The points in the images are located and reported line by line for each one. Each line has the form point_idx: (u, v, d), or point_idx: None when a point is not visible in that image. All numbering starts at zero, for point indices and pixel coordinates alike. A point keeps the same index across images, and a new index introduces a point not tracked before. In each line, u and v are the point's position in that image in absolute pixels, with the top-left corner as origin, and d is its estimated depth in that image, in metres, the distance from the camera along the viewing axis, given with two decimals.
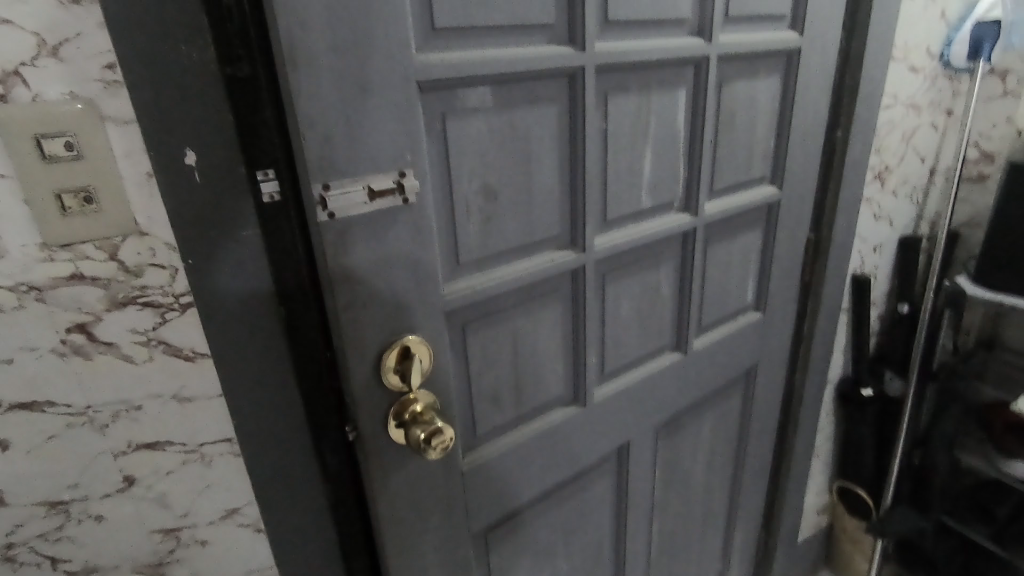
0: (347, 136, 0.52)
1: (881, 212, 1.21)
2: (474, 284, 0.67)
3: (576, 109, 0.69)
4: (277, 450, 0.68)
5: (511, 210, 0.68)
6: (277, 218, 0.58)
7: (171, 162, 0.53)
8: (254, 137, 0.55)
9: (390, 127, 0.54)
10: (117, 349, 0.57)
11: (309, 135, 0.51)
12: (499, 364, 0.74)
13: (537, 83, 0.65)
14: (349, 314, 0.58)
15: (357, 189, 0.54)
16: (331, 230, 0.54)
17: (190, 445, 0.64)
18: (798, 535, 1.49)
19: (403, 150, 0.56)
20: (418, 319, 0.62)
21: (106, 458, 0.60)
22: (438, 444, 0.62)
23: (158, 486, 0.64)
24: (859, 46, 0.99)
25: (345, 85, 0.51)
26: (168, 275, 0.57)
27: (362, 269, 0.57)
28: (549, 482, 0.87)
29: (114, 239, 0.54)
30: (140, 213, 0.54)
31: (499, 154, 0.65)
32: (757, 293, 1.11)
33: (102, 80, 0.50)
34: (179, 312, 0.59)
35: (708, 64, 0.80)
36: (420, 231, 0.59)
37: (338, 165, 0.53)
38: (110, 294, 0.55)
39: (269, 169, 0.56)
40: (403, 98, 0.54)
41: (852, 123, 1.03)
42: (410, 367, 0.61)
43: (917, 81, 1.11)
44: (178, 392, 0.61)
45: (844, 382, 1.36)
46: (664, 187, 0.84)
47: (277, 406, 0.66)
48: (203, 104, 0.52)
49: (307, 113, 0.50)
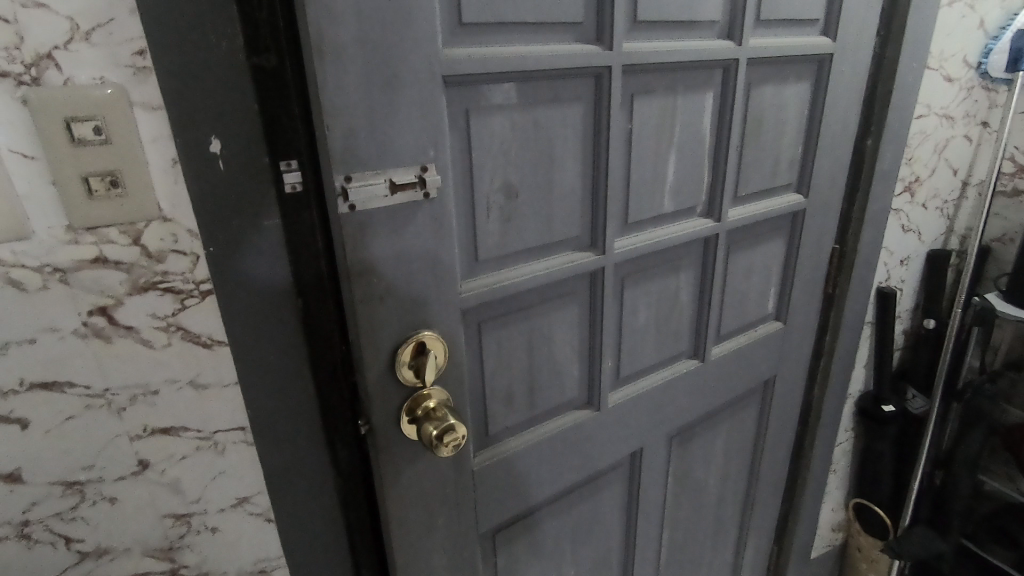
0: (371, 130, 0.52)
1: (909, 225, 1.18)
2: (492, 283, 0.67)
3: (601, 109, 0.68)
4: (290, 440, 0.68)
5: (532, 209, 0.67)
6: (298, 209, 0.59)
7: (196, 150, 0.54)
8: (278, 127, 0.56)
9: (414, 122, 0.54)
10: (137, 333, 0.58)
11: (333, 127, 0.51)
12: (514, 365, 0.74)
13: (564, 81, 0.65)
14: (366, 307, 0.58)
15: (378, 182, 0.54)
16: (351, 222, 0.54)
17: (205, 432, 0.64)
18: (811, 551, 1.47)
19: (426, 145, 0.55)
20: (435, 316, 0.62)
21: (122, 441, 0.61)
22: (450, 442, 0.61)
23: (172, 471, 0.64)
24: (893, 54, 0.97)
25: (371, 78, 0.51)
26: (189, 262, 0.58)
27: (379, 262, 0.56)
28: (560, 486, 0.86)
29: (139, 224, 0.55)
30: (165, 200, 0.55)
31: (523, 152, 0.64)
32: (778, 303, 1.09)
33: (131, 66, 0.51)
34: (199, 299, 0.59)
35: (738, 67, 0.79)
36: (440, 227, 0.59)
37: (362, 158, 0.53)
38: (132, 279, 0.56)
39: (292, 160, 0.57)
40: (428, 93, 0.54)
41: (883, 132, 1.01)
42: (425, 362, 0.61)
43: (953, 91, 1.08)
44: (194, 378, 0.62)
45: (865, 398, 1.33)
46: (687, 191, 0.83)
47: (291, 395, 0.66)
48: (230, 93, 0.53)
49: (333, 107, 0.50)
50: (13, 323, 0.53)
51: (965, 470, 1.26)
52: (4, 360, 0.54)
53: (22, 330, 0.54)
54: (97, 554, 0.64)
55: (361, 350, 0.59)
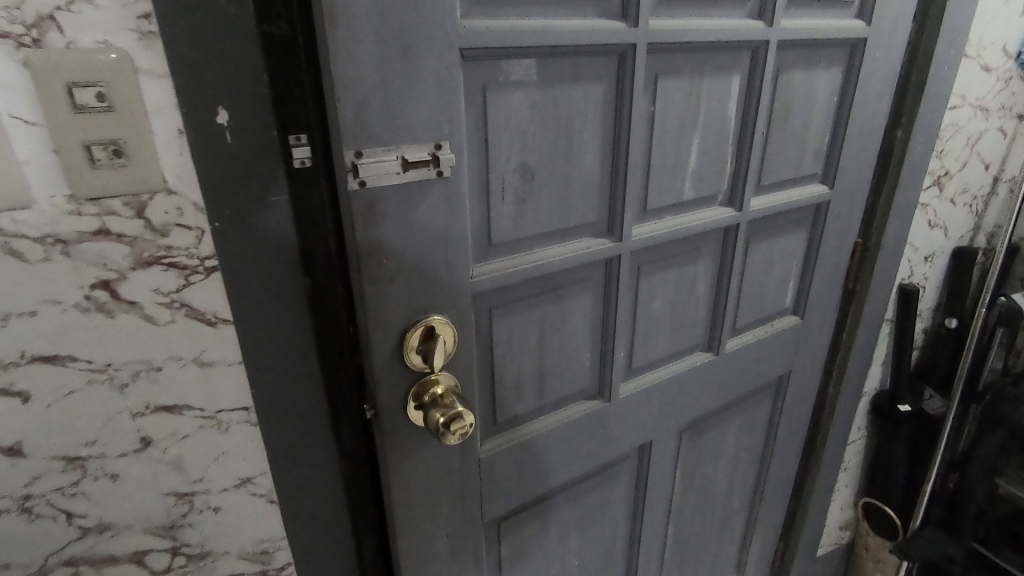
0: (384, 104, 0.50)
1: (936, 220, 1.14)
2: (505, 268, 0.65)
3: (624, 89, 0.65)
4: (294, 420, 0.68)
5: (548, 193, 0.65)
6: (307, 184, 0.58)
7: (203, 121, 0.52)
8: (288, 97, 0.54)
9: (429, 96, 0.52)
10: (140, 309, 0.56)
11: (345, 100, 0.48)
12: (524, 352, 0.72)
13: (586, 58, 0.62)
14: (374, 289, 0.56)
15: (390, 159, 0.51)
16: (362, 200, 0.52)
17: (209, 411, 0.63)
18: (817, 549, 1.45)
19: (441, 121, 0.53)
20: (445, 300, 0.60)
21: (124, 417, 0.60)
22: (457, 430, 0.59)
23: (174, 449, 0.63)
24: (930, 40, 0.93)
25: (386, 49, 0.48)
26: (194, 237, 0.56)
27: (390, 243, 0.55)
28: (567, 476, 0.85)
29: (143, 196, 0.53)
30: (169, 171, 0.53)
31: (541, 132, 0.62)
32: (797, 297, 1.06)
33: (136, 30, 0.49)
34: (204, 276, 0.58)
35: (767, 49, 0.75)
36: (453, 208, 0.56)
37: (373, 133, 0.50)
38: (136, 253, 0.54)
39: (302, 133, 0.56)
40: (444, 67, 0.52)
41: (913, 123, 0.98)
42: (433, 347, 0.59)
43: (990, 82, 1.04)
44: (198, 356, 0.60)
45: (880, 396, 1.30)
46: (709, 178, 0.80)
47: (297, 374, 0.66)
48: (239, 61, 0.52)
49: (346, 78, 0.48)
50: (14, 294, 0.52)
51: (981, 475, 1.25)
52: (4, 332, 0.53)
53: (24, 301, 0.52)
54: (99, 530, 0.63)
55: (368, 333, 0.58)
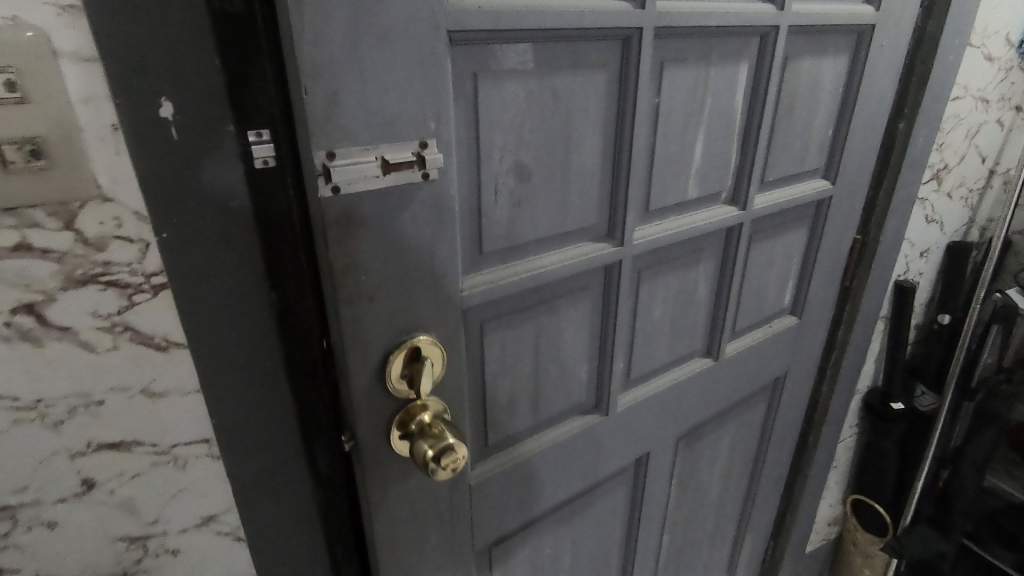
0: (359, 95, 0.42)
1: (933, 215, 1.11)
2: (497, 278, 0.58)
3: (627, 78, 0.59)
4: (263, 451, 0.60)
5: (545, 194, 0.58)
6: (273, 187, 0.50)
7: (143, 115, 0.44)
8: (246, 87, 0.46)
9: (412, 86, 0.44)
10: (74, 335, 0.48)
11: (312, 89, 0.40)
12: (518, 369, 0.65)
13: (588, 44, 0.55)
14: (351, 311, 0.48)
15: (368, 161, 0.44)
16: (335, 208, 0.44)
17: (162, 446, 0.56)
18: (806, 546, 1.43)
19: (426, 115, 0.46)
20: (431, 317, 0.53)
21: (61, 459, 0.52)
22: (447, 464, 0.52)
23: (122, 490, 0.55)
24: (936, 28, 0.88)
25: (362, 29, 0.41)
26: (137, 251, 0.48)
27: (369, 257, 0.47)
28: (561, 495, 0.79)
29: (72, 205, 0.45)
30: (103, 174, 0.45)
31: (538, 127, 0.55)
32: (795, 296, 1.02)
33: (54, 3, 0.41)
34: (150, 295, 0.50)
35: (776, 35, 0.70)
36: (441, 215, 0.49)
37: (347, 129, 0.43)
38: (67, 271, 0.47)
39: (264, 128, 0.48)
40: (429, 52, 0.44)
41: (917, 115, 0.94)
42: (420, 371, 0.52)
43: (992, 72, 1.00)
44: (147, 386, 0.53)
45: (872, 394, 1.28)
46: (714, 175, 0.74)
47: (264, 401, 0.58)
48: (186, 43, 0.44)
49: (313, 64, 0.40)
50: None
51: (972, 472, 1.25)
52: None
53: None
54: None
55: (345, 360, 0.50)
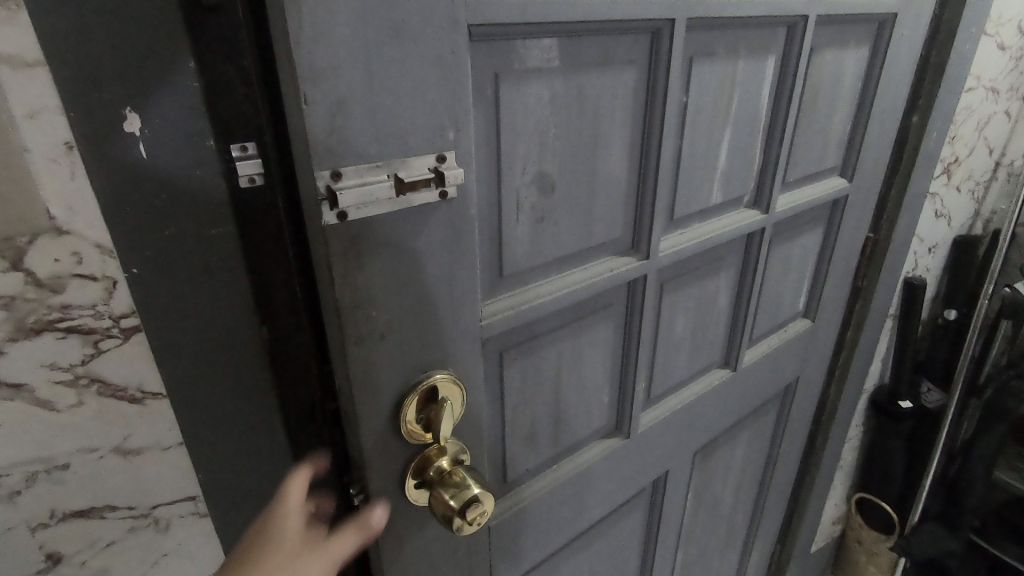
0: (368, 103, 0.35)
1: (942, 209, 1.09)
2: (519, 302, 0.52)
3: (657, 74, 0.54)
4: (251, 496, 0.55)
5: (569, 208, 0.53)
6: (261, 208, 0.43)
7: (107, 132, 0.40)
8: (229, 94, 0.40)
9: (426, 91, 0.37)
10: (30, 392, 0.45)
11: (314, 98, 0.33)
12: (541, 397, 0.59)
13: (615, 38, 0.50)
14: (359, 355, 0.41)
15: (380, 180, 0.37)
16: (342, 235, 0.37)
17: (139, 509, 0.53)
18: (811, 547, 1.40)
19: (443, 124, 0.39)
20: (450, 352, 0.46)
21: (20, 533, 0.49)
22: (474, 519, 0.46)
23: (93, 561, 0.53)
24: (953, 16, 0.85)
25: (368, 20, 0.34)
26: (102, 291, 0.45)
27: (380, 289, 0.40)
28: (581, 524, 0.73)
29: (19, 242, 0.42)
30: (58, 204, 0.42)
31: (564, 135, 0.49)
32: (808, 300, 0.98)
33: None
34: (119, 340, 0.47)
35: (804, 25, 0.66)
36: (460, 238, 0.43)
37: (355, 145, 0.36)
38: (18, 319, 0.43)
39: (249, 141, 0.41)
40: (448, 50, 0.38)
41: (932, 107, 0.90)
42: (439, 414, 0.46)
43: (1003, 61, 0.98)
44: (119, 443, 0.50)
45: (879, 393, 1.26)
46: (736, 178, 0.70)
47: (255, 445, 0.52)
48: (157, 45, 0.39)
49: (313, 66, 0.33)
50: None
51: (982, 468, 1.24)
52: None
53: None
54: None
55: (352, 409, 0.43)
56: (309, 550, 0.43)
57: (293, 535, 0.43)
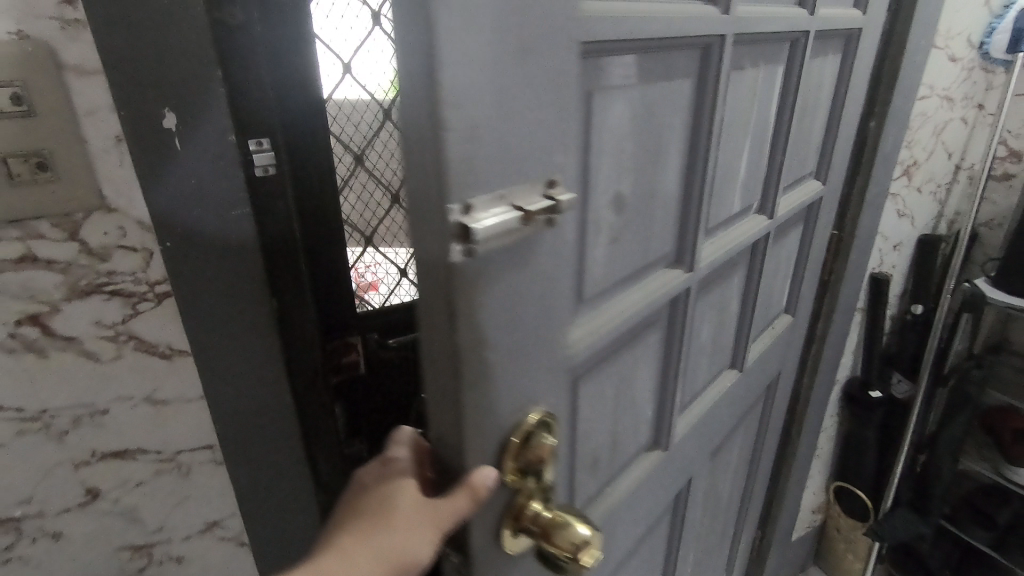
0: (497, 128, 0.33)
1: (904, 208, 1.18)
2: (596, 326, 0.50)
3: (707, 85, 0.54)
4: (262, 454, 0.64)
5: (635, 226, 0.52)
6: (270, 197, 0.53)
7: (148, 126, 0.49)
8: (245, 98, 0.49)
9: (541, 113, 0.36)
10: (79, 344, 0.56)
11: (453, 122, 0.30)
12: (601, 422, 0.58)
13: (678, 51, 0.49)
14: (474, 399, 0.38)
15: (505, 210, 0.34)
16: (467, 273, 0.34)
17: (166, 453, 0.65)
18: (791, 533, 1.47)
19: (552, 147, 0.37)
20: (541, 388, 0.44)
21: (65, 469, 0.60)
22: (587, 559, 0.43)
23: (126, 499, 0.65)
24: (903, 29, 0.93)
25: (504, 40, 0.32)
26: (141, 260, 0.55)
27: (493, 325, 0.37)
28: (619, 550, 0.71)
29: (76, 216, 0.52)
30: (107, 187, 0.52)
31: (638, 151, 0.48)
32: (789, 298, 1.02)
33: (59, 18, 0.46)
34: (154, 302, 0.57)
35: (806, 41, 0.69)
36: (558, 267, 0.41)
37: (483, 171, 0.33)
38: (72, 281, 0.54)
39: (263, 138, 0.51)
40: (557, 70, 0.36)
41: (886, 112, 0.98)
42: (535, 451, 0.44)
43: (956, 71, 1.11)
44: (151, 394, 0.61)
45: (852, 382, 1.34)
46: (753, 187, 0.72)
47: (265, 409, 0.61)
48: (191, 56, 0.46)
49: (451, 85, 0.30)
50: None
51: (948, 454, 1.28)
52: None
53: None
54: None
55: (457, 455, 0.39)
56: (414, 531, 0.39)
57: (405, 511, 0.39)
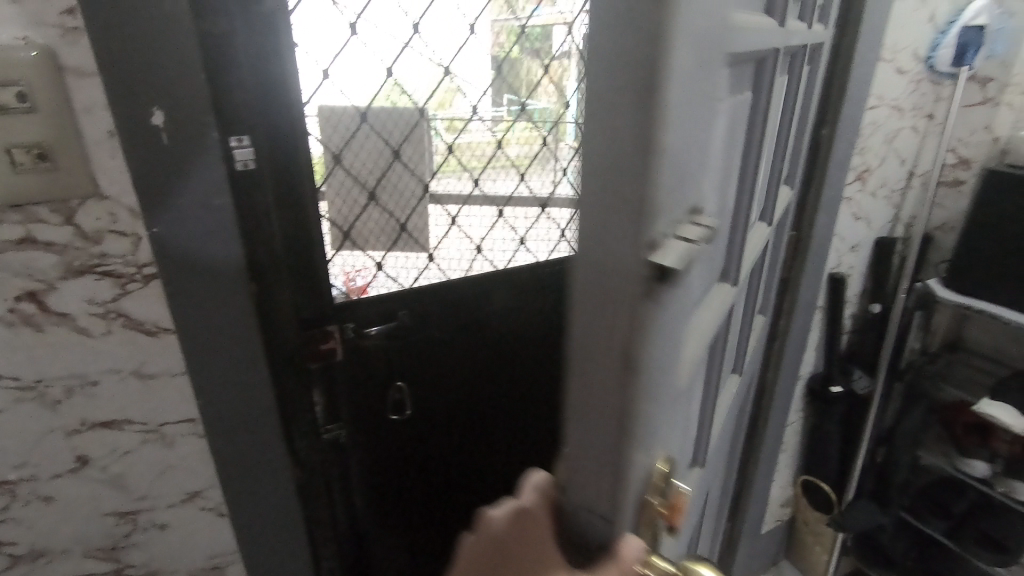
0: (682, 154, 0.31)
1: (859, 212, 1.24)
2: (697, 353, 0.50)
3: (761, 95, 0.60)
4: (241, 429, 0.70)
5: (717, 242, 0.53)
6: (250, 186, 0.62)
7: (136, 123, 0.54)
8: (226, 100, 0.59)
9: (701, 137, 0.35)
10: (72, 320, 0.61)
11: (665, 148, 0.28)
12: (680, 460, 0.56)
13: (754, 63, 0.53)
14: (636, 460, 0.35)
15: (680, 243, 0.32)
16: (654, 315, 0.31)
17: (151, 425, 0.68)
18: (760, 525, 1.52)
19: (700, 172, 0.37)
20: (668, 426, 0.41)
21: (58, 436, 0.64)
22: None
23: (113, 466, 0.68)
24: (850, 44, 1.01)
25: (698, 63, 0.31)
26: (129, 244, 0.60)
27: (657, 370, 0.34)
28: None
29: (72, 203, 0.57)
30: (100, 174, 0.56)
31: (723, 167, 0.50)
32: (761, 298, 1.10)
33: (60, 26, 0.52)
34: (142, 284, 0.62)
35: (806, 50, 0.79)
36: (691, 299, 0.40)
37: (670, 199, 0.31)
38: (67, 261, 0.58)
39: (243, 135, 0.61)
40: (712, 97, 0.36)
41: (838, 120, 1.05)
42: (665, 511, 0.39)
43: (903, 83, 1.15)
44: (137, 368, 0.65)
45: (814, 379, 1.39)
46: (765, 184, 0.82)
47: (246, 390, 0.67)
48: (172, 48, 0.52)
49: (669, 104, 0.27)
50: None
51: (907, 448, 1.33)
52: None
53: None
54: (33, 555, 0.69)
55: (605, 526, 0.35)
56: None
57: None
